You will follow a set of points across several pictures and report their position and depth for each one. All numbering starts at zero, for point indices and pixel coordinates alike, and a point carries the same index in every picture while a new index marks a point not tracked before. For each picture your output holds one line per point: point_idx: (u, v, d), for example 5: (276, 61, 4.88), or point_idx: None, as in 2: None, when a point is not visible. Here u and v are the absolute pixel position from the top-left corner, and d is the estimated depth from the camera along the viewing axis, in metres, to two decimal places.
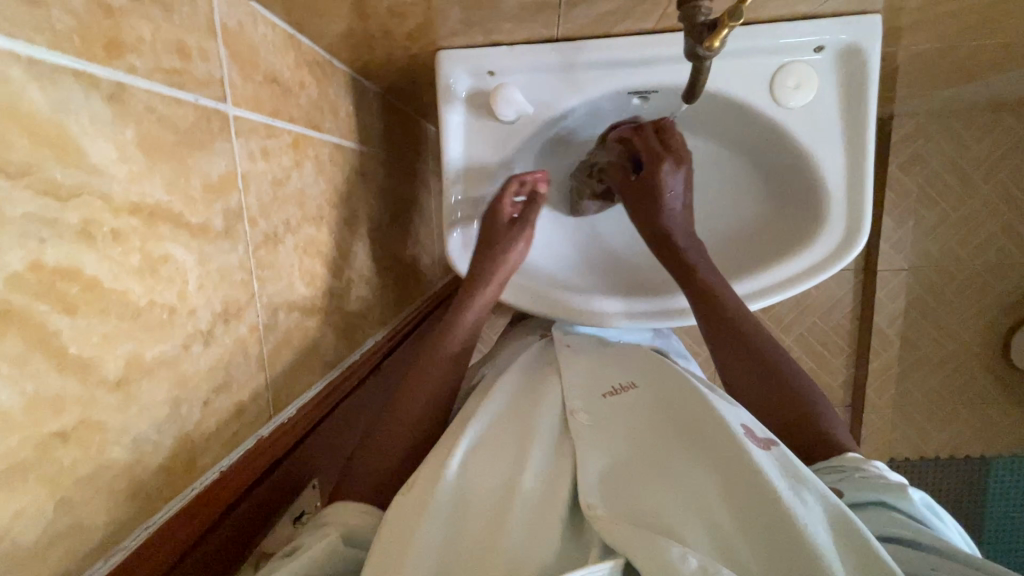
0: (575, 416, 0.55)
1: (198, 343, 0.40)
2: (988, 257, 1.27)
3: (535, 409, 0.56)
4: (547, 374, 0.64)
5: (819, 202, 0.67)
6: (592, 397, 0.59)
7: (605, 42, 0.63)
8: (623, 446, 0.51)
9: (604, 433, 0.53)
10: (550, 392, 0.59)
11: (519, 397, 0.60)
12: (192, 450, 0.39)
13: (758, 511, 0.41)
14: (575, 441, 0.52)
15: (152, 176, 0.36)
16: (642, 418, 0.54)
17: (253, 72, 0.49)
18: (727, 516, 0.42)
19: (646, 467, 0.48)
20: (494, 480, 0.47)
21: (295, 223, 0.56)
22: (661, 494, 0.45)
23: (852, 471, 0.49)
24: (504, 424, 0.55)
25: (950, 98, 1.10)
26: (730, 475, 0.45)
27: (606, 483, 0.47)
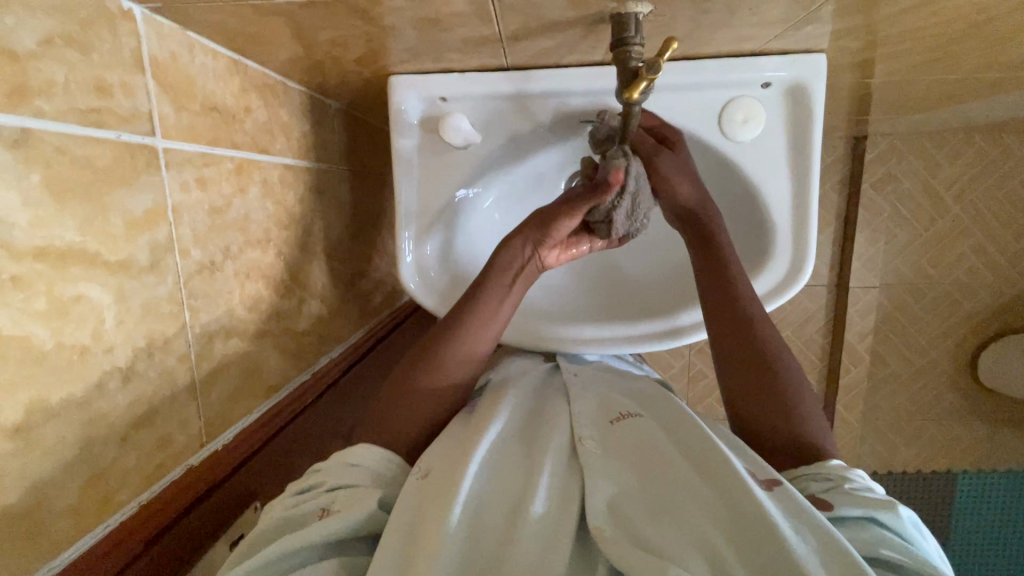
0: (583, 442, 0.55)
1: (115, 380, 0.40)
2: (956, 277, 1.29)
3: (545, 433, 0.56)
4: (552, 399, 0.64)
5: (766, 235, 0.67)
6: (600, 424, 0.59)
7: (555, 73, 0.64)
8: (633, 473, 0.51)
9: (614, 459, 0.53)
10: (558, 418, 0.59)
11: (527, 423, 0.60)
12: (107, 486, 0.40)
13: (763, 540, 0.42)
14: (586, 464, 0.52)
15: (62, 218, 0.36)
16: (649, 445, 0.54)
17: (188, 102, 0.49)
18: (732, 544, 0.43)
19: (651, 496, 0.49)
20: (504, 502, 0.48)
21: (236, 249, 0.56)
22: (664, 522, 0.45)
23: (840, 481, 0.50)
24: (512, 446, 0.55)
25: (918, 121, 1.11)
26: (738, 502, 0.45)
27: (614, 511, 0.47)
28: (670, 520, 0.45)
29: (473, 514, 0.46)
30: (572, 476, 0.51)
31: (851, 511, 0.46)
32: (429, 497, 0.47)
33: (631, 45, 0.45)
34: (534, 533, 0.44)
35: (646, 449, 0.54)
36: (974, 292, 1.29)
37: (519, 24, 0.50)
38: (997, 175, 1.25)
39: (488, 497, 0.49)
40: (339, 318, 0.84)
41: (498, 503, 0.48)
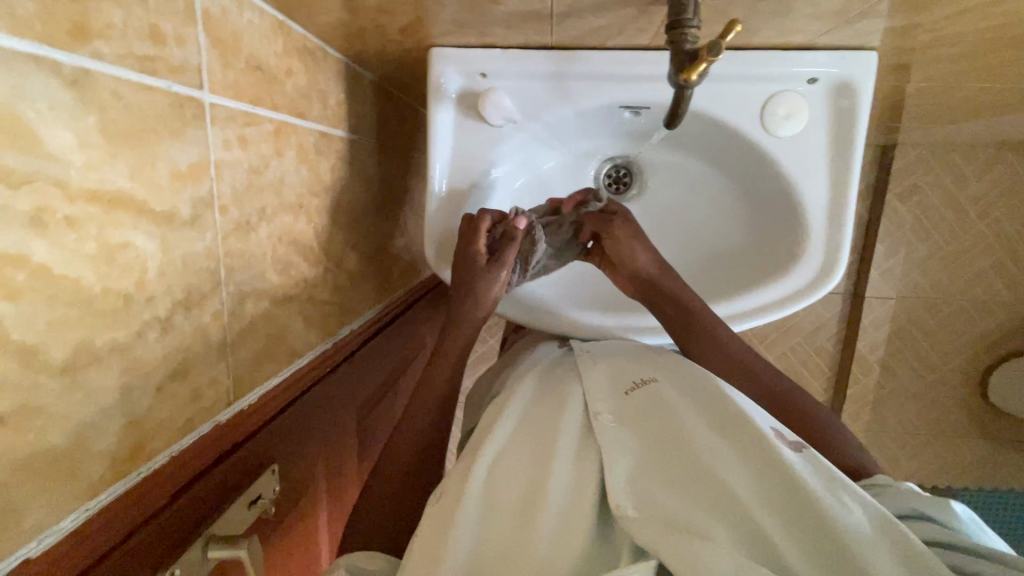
0: (599, 417, 0.56)
1: (154, 330, 0.40)
2: (974, 294, 1.28)
3: (557, 415, 0.57)
4: (565, 378, 0.64)
5: (800, 233, 0.66)
6: (615, 395, 0.59)
7: (599, 55, 0.63)
8: (652, 446, 0.52)
9: (633, 434, 0.54)
10: (571, 396, 0.60)
11: (542, 399, 0.62)
12: (142, 435, 0.40)
13: (800, 506, 0.44)
14: (603, 439, 0.53)
15: (114, 163, 0.36)
16: (661, 415, 0.55)
17: (235, 59, 0.49)
18: (763, 508, 0.44)
19: (676, 463, 0.49)
20: (522, 482, 0.50)
21: (270, 211, 0.56)
22: (687, 494, 0.46)
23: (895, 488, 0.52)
24: (526, 429, 0.56)
25: (952, 132, 1.09)
26: (769, 477, 0.46)
27: (638, 485, 0.48)
28: (698, 488, 0.47)
29: (492, 493, 0.49)
30: (590, 454, 0.52)
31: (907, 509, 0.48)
32: (450, 495, 0.49)
33: (690, 25, 0.43)
34: (559, 519, 0.46)
35: (664, 419, 0.54)
36: (992, 310, 1.28)
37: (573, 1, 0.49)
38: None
39: (507, 479, 0.50)
40: (359, 291, 0.84)
41: (516, 487, 0.49)
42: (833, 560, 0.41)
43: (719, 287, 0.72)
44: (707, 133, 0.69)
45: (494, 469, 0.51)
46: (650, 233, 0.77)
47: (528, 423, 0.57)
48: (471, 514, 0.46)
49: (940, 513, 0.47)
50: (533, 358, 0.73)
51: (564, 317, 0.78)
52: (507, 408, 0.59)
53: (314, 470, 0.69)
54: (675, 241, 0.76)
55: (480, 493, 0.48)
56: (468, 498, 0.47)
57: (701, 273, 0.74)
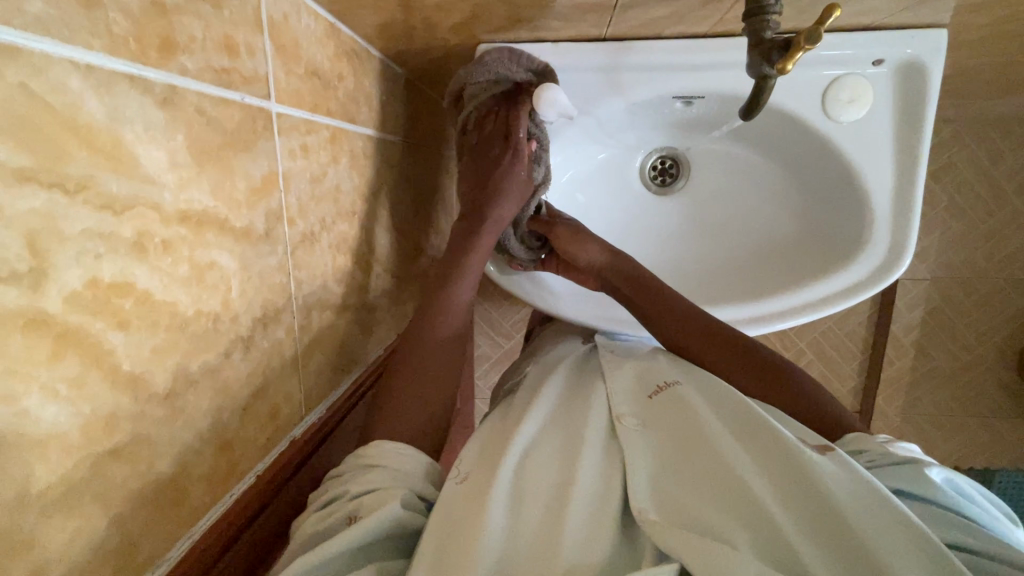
0: (624, 420, 0.56)
1: (239, 349, 0.40)
2: (1011, 273, 1.25)
3: (581, 417, 0.58)
4: (592, 380, 0.65)
5: (863, 223, 0.64)
6: (637, 398, 0.60)
7: (653, 45, 0.61)
8: (675, 450, 0.52)
9: (657, 437, 0.54)
10: (595, 396, 0.60)
11: (565, 404, 0.61)
12: (233, 456, 0.39)
13: (824, 512, 0.42)
14: (627, 442, 0.53)
15: (199, 182, 0.35)
16: (683, 419, 0.54)
17: (295, 66, 0.47)
18: (786, 514, 0.43)
19: (699, 468, 0.49)
20: (545, 482, 0.49)
21: (330, 220, 0.55)
22: (710, 498, 0.45)
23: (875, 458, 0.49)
24: (551, 429, 0.57)
25: (989, 107, 1.06)
26: (793, 481, 0.45)
27: (659, 492, 0.47)
28: (719, 492, 0.46)
29: (520, 491, 0.48)
30: (615, 458, 0.52)
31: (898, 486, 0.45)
32: (469, 493, 0.48)
33: (771, 11, 0.41)
34: (583, 519, 0.45)
35: (686, 420, 0.54)
36: None
37: None
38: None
39: (531, 480, 0.49)
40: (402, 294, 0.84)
41: (542, 486, 0.49)
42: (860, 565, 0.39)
43: (776, 281, 0.70)
44: (763, 120, 0.67)
45: (517, 464, 0.50)
46: (702, 226, 0.76)
47: (549, 424, 0.58)
48: (497, 507, 0.45)
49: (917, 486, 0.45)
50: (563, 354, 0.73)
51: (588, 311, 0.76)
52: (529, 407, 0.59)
53: None
54: (729, 233, 0.75)
55: (506, 491, 0.47)
56: (495, 489, 0.46)
57: (754, 266, 0.73)
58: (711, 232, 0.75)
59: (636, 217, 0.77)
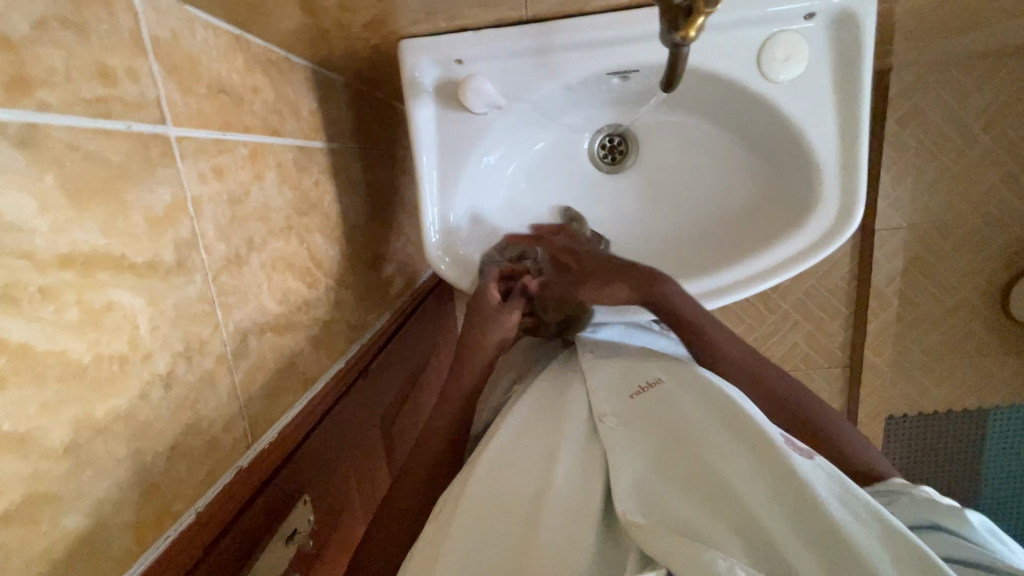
0: (605, 420, 0.55)
1: (158, 388, 0.38)
2: (989, 211, 1.21)
3: (561, 422, 0.57)
4: (571, 383, 0.64)
5: (814, 183, 0.63)
6: (620, 398, 0.59)
7: (579, 21, 0.59)
8: (659, 450, 0.51)
9: (640, 435, 0.53)
10: (576, 399, 0.60)
11: (546, 409, 0.61)
12: (164, 497, 0.38)
13: (806, 506, 0.41)
14: (608, 444, 0.52)
15: (83, 222, 0.33)
16: (667, 419, 0.54)
17: (196, 85, 0.45)
18: (772, 513, 0.42)
19: (683, 468, 0.48)
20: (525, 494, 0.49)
21: (259, 239, 0.53)
22: (693, 500, 0.45)
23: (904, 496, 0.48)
24: (530, 437, 0.57)
25: (952, 46, 1.02)
26: (771, 473, 0.44)
27: (643, 490, 0.47)
28: (703, 494, 0.45)
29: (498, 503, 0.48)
30: (596, 460, 0.52)
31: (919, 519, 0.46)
32: (448, 514, 0.48)
33: None
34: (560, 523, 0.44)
35: (668, 420, 0.54)
36: (1006, 223, 1.21)
37: None
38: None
39: (513, 495, 0.49)
40: (364, 303, 0.82)
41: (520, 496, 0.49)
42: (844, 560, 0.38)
43: (735, 250, 0.69)
44: (703, 88, 0.65)
45: (494, 477, 0.51)
46: (657, 201, 0.74)
47: (527, 432, 0.57)
48: (466, 529, 0.45)
49: (954, 521, 0.44)
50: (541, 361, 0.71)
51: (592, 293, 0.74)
52: (507, 423, 0.59)
53: (349, 492, 0.68)
54: (684, 207, 0.73)
55: (478, 499, 0.48)
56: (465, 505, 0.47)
57: (715, 238, 0.71)
58: (667, 207, 0.73)
59: (589, 201, 0.75)
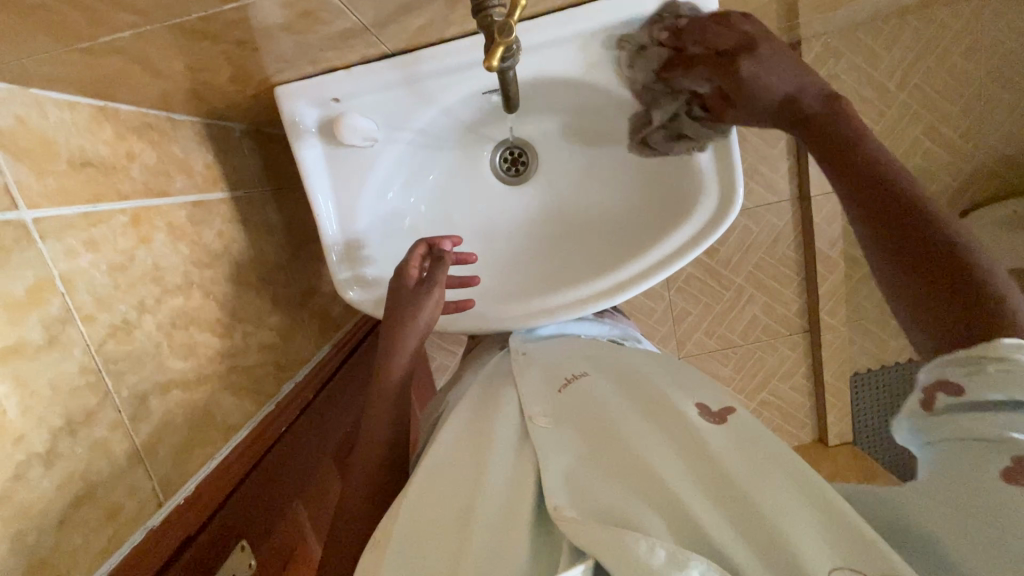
0: (536, 421, 0.55)
1: (38, 466, 0.39)
2: (914, 164, 1.20)
3: (491, 428, 0.56)
4: (502, 385, 0.64)
5: (687, 163, 0.65)
6: (552, 399, 0.59)
7: (443, 48, 0.61)
8: (589, 445, 0.51)
9: (570, 432, 0.53)
10: (509, 401, 0.60)
11: (480, 412, 0.61)
12: (56, 571, 0.39)
13: (731, 492, 0.42)
14: (538, 444, 0.51)
15: None
16: (599, 414, 0.54)
17: (53, 165, 0.47)
18: (698, 498, 0.42)
19: (609, 458, 0.48)
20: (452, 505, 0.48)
21: (152, 301, 0.55)
22: (620, 489, 0.44)
23: (990, 363, 0.38)
24: (463, 444, 0.56)
25: (847, 17, 1.03)
26: (697, 468, 0.45)
27: (573, 484, 0.46)
28: (626, 479, 0.45)
29: (423, 521, 0.47)
30: (528, 459, 0.51)
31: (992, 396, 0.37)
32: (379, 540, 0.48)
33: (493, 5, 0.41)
34: (493, 527, 0.44)
35: (600, 415, 0.53)
36: (934, 174, 1.20)
37: (375, 10, 0.48)
38: (942, 49, 1.14)
39: (444, 507, 0.48)
40: (296, 342, 0.83)
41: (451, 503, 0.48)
42: (770, 532, 0.38)
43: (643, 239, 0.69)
44: (579, 95, 0.68)
45: (425, 491, 0.50)
46: (562, 205, 0.75)
47: (460, 442, 0.56)
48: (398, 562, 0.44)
49: None
50: (471, 377, 0.73)
51: (507, 312, 0.70)
52: (442, 437, 0.58)
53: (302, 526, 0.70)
54: (589, 209, 0.74)
55: (407, 523, 0.47)
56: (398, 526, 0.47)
57: (626, 229, 0.71)
58: (571, 209, 0.75)
59: (494, 214, 0.76)
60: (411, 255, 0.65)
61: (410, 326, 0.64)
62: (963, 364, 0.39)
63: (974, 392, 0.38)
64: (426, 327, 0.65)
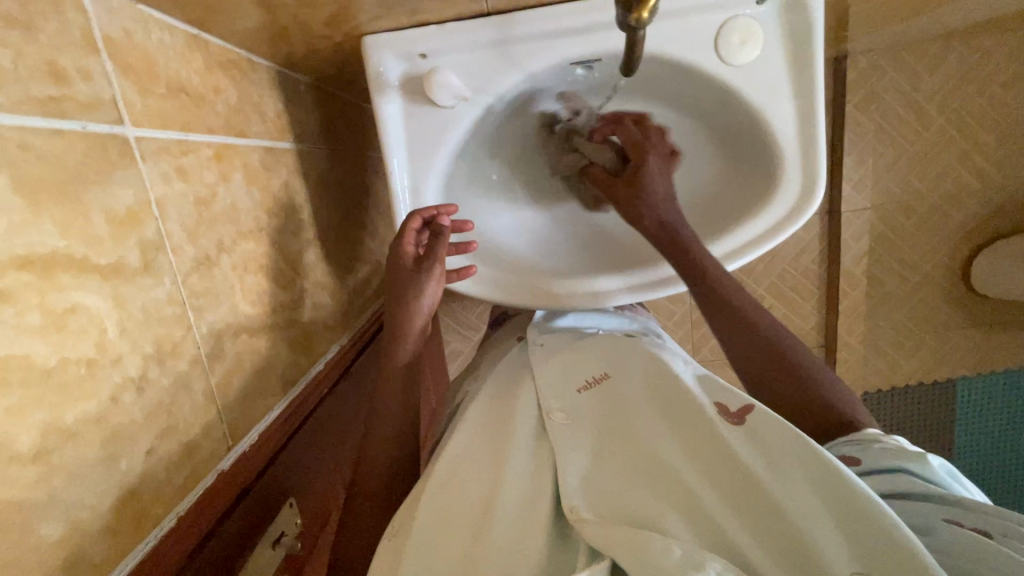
0: (551, 416, 0.53)
1: (130, 391, 0.38)
2: (944, 189, 1.20)
3: (509, 420, 0.55)
4: (521, 379, 0.62)
5: (772, 151, 0.64)
6: (567, 393, 0.57)
7: (540, 12, 0.60)
8: (604, 441, 0.50)
9: (585, 428, 0.52)
10: (523, 397, 0.58)
11: (496, 399, 0.61)
12: (142, 502, 0.38)
13: (750, 495, 0.41)
14: (557, 441, 0.50)
15: (41, 223, 0.32)
16: (613, 412, 0.53)
17: (153, 85, 0.45)
18: (722, 503, 0.42)
19: (627, 458, 0.47)
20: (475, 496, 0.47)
21: (229, 241, 0.53)
22: (639, 489, 0.44)
23: (870, 443, 0.48)
24: (481, 442, 0.54)
25: (900, 34, 1.02)
26: (716, 465, 0.44)
27: (590, 483, 0.46)
28: (646, 480, 0.45)
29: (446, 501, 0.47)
30: (545, 455, 0.51)
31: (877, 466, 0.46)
32: (403, 523, 0.47)
33: None
34: (510, 525, 0.43)
35: (617, 412, 0.53)
36: (960, 201, 1.20)
37: None
38: (984, 76, 1.14)
39: (465, 496, 0.47)
40: (341, 305, 0.81)
41: (474, 498, 0.47)
42: (794, 546, 0.38)
43: (714, 227, 0.69)
44: (665, 74, 0.67)
45: (448, 480, 0.49)
46: None
47: (478, 441, 0.54)
48: (421, 546, 0.43)
49: (914, 463, 0.45)
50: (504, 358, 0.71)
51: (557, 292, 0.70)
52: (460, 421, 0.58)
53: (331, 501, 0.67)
54: None
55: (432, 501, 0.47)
56: (418, 527, 0.44)
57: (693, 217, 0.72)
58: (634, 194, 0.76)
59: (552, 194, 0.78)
60: (407, 232, 0.63)
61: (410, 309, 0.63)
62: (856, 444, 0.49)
63: (866, 461, 0.47)
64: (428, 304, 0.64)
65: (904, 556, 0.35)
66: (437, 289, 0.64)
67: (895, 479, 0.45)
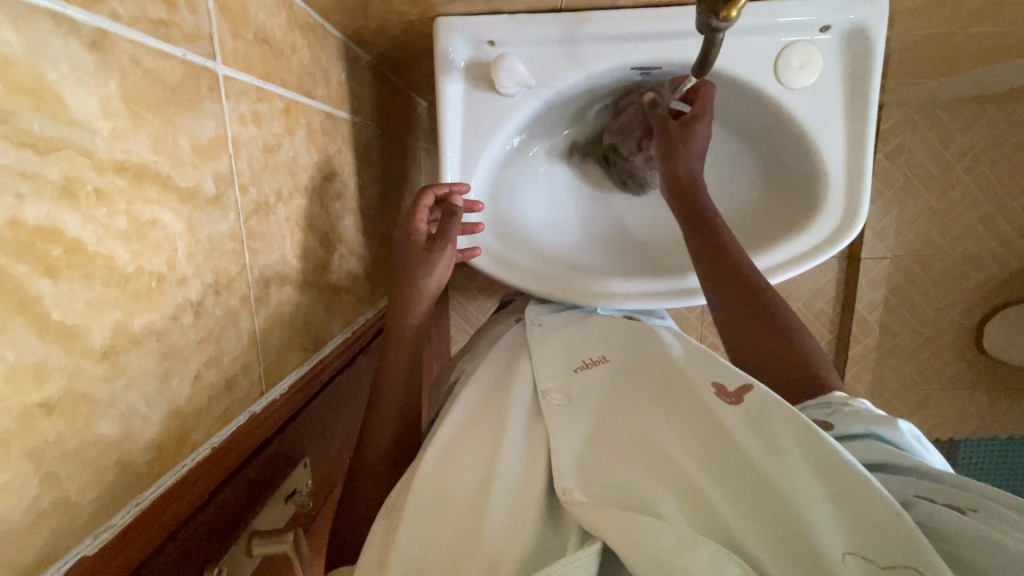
0: (549, 396, 0.54)
1: (188, 314, 0.38)
2: (965, 249, 1.20)
3: (502, 398, 0.56)
4: (517, 358, 0.63)
5: (816, 175, 0.66)
6: (563, 374, 0.59)
7: (612, 14, 0.62)
8: (599, 421, 0.51)
9: (581, 410, 0.53)
10: (519, 376, 0.58)
11: (494, 377, 0.61)
12: (183, 424, 0.38)
13: (743, 472, 0.41)
14: (551, 419, 0.51)
15: (138, 134, 0.33)
16: (611, 396, 0.54)
17: (243, 30, 0.46)
18: (712, 480, 0.42)
19: (622, 439, 0.48)
20: (473, 475, 0.46)
21: (286, 192, 0.54)
22: (632, 470, 0.44)
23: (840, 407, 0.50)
24: (475, 417, 0.54)
25: (939, 90, 1.03)
26: (709, 445, 0.44)
27: (581, 463, 0.46)
28: (639, 458, 0.45)
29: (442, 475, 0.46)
30: (536, 432, 0.51)
31: (852, 429, 0.47)
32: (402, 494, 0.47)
33: None
34: (506, 510, 0.43)
35: (613, 397, 0.54)
36: (980, 262, 1.21)
37: None
38: (1014, 143, 1.16)
39: (458, 473, 0.46)
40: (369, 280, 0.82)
41: (467, 478, 0.46)
42: (783, 523, 0.37)
43: (753, 244, 0.70)
44: (722, 89, 0.69)
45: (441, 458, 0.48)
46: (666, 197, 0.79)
47: (473, 414, 0.54)
48: (415, 516, 0.42)
49: (884, 429, 0.46)
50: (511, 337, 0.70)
51: (579, 283, 0.71)
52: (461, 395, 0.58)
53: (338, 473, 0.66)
54: None
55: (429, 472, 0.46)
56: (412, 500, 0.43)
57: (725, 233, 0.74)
58: (671, 210, 0.79)
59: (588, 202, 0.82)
60: (419, 208, 0.64)
61: (416, 289, 0.62)
62: (826, 409, 0.51)
63: (838, 425, 0.48)
64: (437, 286, 0.63)
65: (881, 521, 0.36)
66: (446, 271, 0.64)
67: (866, 446, 0.46)
